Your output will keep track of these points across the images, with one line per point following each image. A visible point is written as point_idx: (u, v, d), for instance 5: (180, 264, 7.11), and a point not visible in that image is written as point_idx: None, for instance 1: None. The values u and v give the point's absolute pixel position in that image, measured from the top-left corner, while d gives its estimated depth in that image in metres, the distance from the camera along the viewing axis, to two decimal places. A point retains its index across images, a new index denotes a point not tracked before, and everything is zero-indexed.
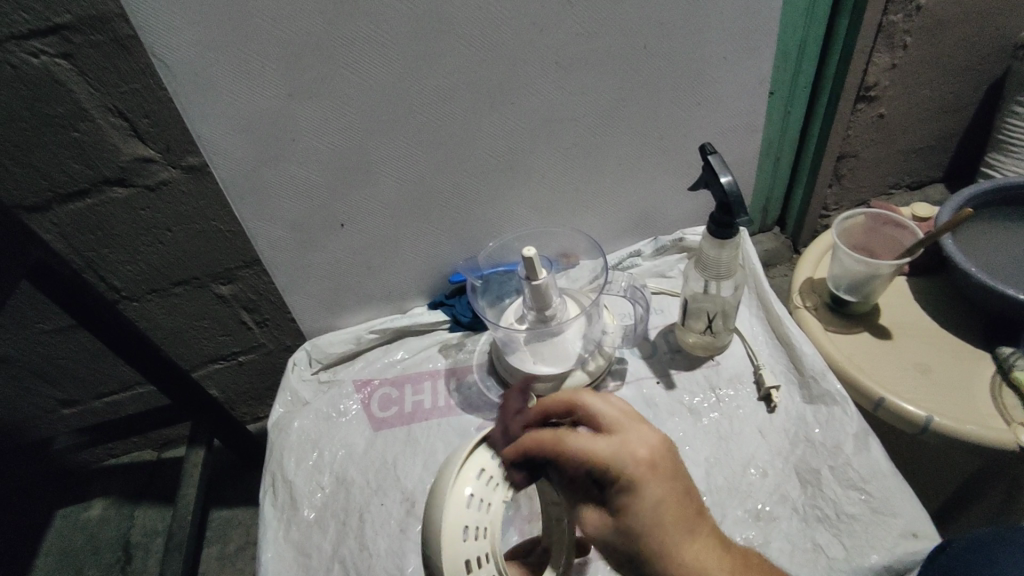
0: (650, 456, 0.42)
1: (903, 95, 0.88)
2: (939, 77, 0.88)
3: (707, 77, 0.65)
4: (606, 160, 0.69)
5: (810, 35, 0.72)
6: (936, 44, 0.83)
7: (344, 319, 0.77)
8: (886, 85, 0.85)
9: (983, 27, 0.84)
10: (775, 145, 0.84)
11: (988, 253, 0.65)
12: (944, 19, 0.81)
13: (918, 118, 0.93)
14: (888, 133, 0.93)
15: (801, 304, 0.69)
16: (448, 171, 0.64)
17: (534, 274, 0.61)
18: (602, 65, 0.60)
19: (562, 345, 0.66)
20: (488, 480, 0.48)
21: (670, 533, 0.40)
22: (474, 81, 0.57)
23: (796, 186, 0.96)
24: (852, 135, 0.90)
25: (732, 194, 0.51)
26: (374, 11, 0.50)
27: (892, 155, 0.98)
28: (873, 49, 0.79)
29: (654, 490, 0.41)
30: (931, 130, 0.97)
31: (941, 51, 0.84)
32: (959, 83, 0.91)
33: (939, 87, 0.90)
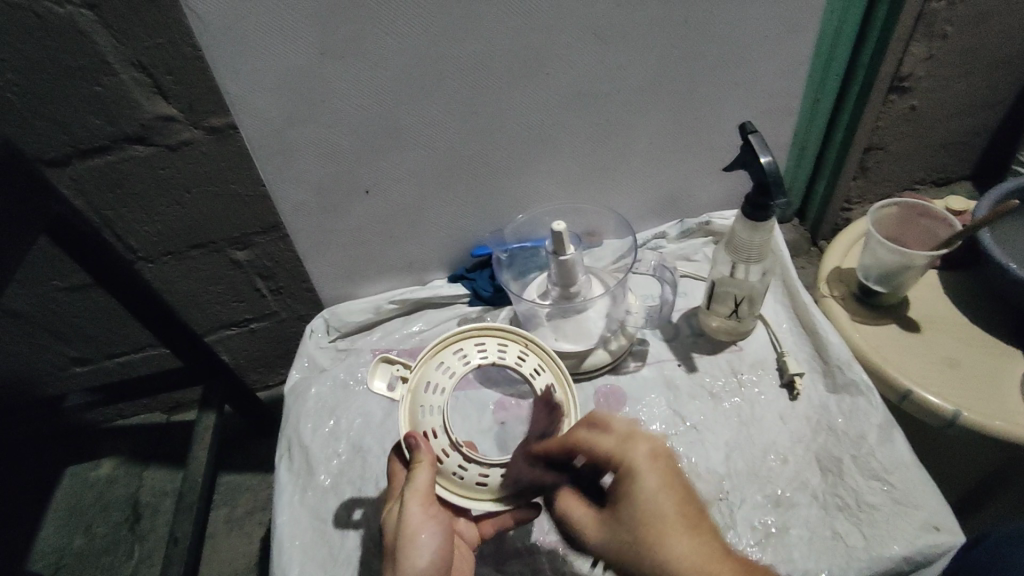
0: (654, 451, 0.44)
1: (939, 87, 0.86)
2: (977, 70, 0.86)
3: (745, 57, 0.63)
4: (636, 140, 0.68)
5: (846, 21, 0.71)
6: (977, 35, 0.81)
7: (362, 289, 0.76)
8: (922, 75, 0.83)
9: None
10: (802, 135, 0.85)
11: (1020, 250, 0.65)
12: (991, 10, 0.78)
13: (952, 112, 0.92)
14: (920, 126, 0.92)
15: (828, 292, 0.67)
16: (477, 142, 0.63)
17: (561, 248, 0.59)
18: (641, 39, 0.58)
19: (585, 323, 0.64)
20: (437, 388, 0.51)
21: (655, 526, 0.40)
22: (510, 50, 0.56)
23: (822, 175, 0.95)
24: (883, 127, 0.88)
25: (771, 175, 0.50)
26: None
27: (923, 149, 0.96)
28: (911, 39, 0.77)
29: (645, 474, 0.42)
30: (964, 125, 0.95)
31: (983, 44, 0.82)
32: (998, 77, 0.88)
33: (977, 81, 0.88)
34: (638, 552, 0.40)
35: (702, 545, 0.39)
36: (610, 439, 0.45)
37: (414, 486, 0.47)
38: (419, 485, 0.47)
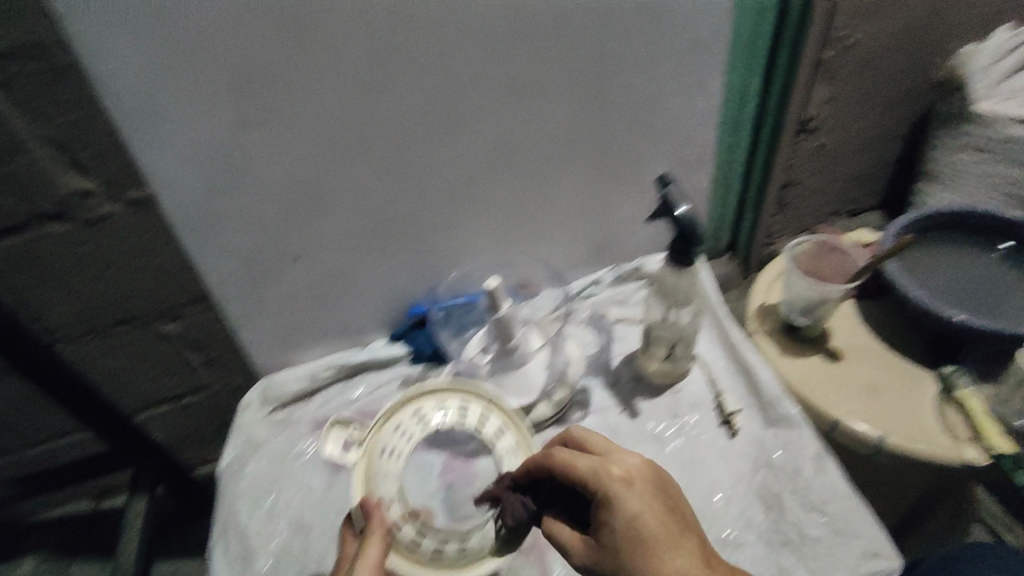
0: (628, 472, 0.48)
1: (842, 126, 0.95)
2: (873, 109, 0.96)
3: (657, 110, 0.67)
4: (562, 191, 0.70)
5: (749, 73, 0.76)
6: (868, 78, 0.90)
7: (299, 355, 0.74)
8: (825, 116, 0.91)
9: (909, 64, 0.92)
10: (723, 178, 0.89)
11: (932, 278, 0.67)
12: (876, 56, 0.88)
13: (856, 149, 1.00)
14: (830, 163, 1.00)
15: (756, 329, 0.70)
16: (407, 201, 0.64)
17: (495, 303, 0.62)
18: (557, 96, 0.61)
19: (526, 375, 0.64)
20: (390, 452, 0.56)
21: (643, 545, 0.46)
22: (432, 112, 0.57)
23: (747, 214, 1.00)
24: (796, 164, 0.95)
25: (687, 224, 0.53)
26: (333, 41, 0.50)
27: (833, 182, 1.04)
28: (812, 83, 0.85)
29: (620, 496, 0.47)
30: (868, 159, 1.04)
31: (874, 87, 0.92)
32: (891, 116, 0.99)
33: (875, 119, 0.98)
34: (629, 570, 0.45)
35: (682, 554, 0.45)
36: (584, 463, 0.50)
37: (365, 561, 0.46)
38: (371, 559, 0.46)
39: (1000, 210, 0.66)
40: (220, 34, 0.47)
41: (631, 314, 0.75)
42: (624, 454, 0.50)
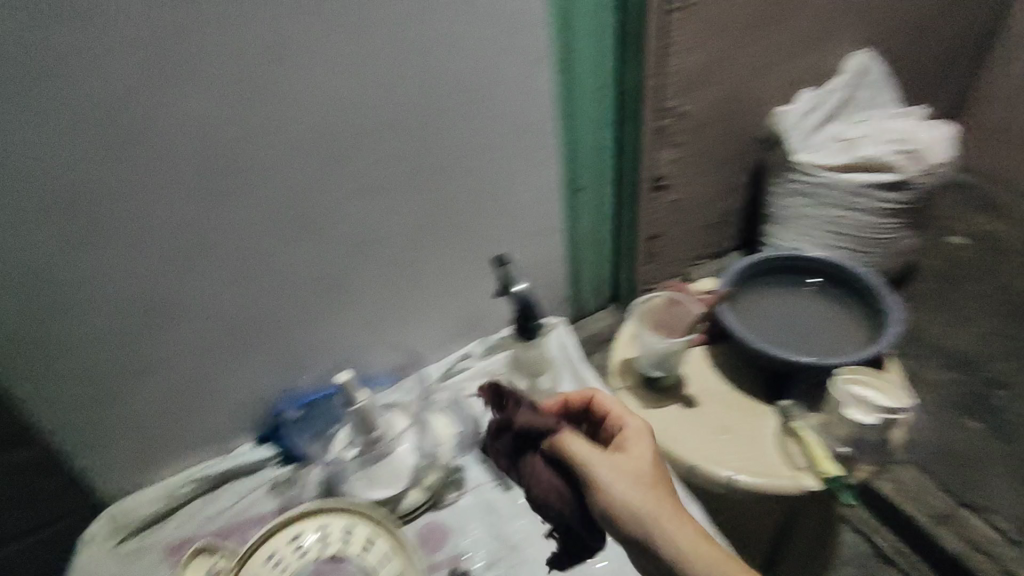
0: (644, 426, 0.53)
1: (688, 181, 1.07)
2: (712, 165, 1.08)
3: (504, 192, 0.71)
4: (425, 275, 0.71)
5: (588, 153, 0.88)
6: (702, 140, 1.03)
7: (155, 474, 0.69)
8: (672, 176, 1.03)
9: (734, 126, 1.06)
10: None
11: (767, 315, 0.73)
12: (704, 121, 1.01)
13: (706, 200, 1.13)
14: (685, 214, 1.11)
15: (620, 385, 0.73)
16: (260, 303, 0.63)
17: (353, 397, 0.61)
18: (404, 189, 0.64)
19: (395, 464, 0.63)
20: (275, 563, 0.56)
21: (649, 477, 0.49)
22: (274, 215, 0.58)
23: None
24: (655, 218, 1.05)
25: None
26: (163, 157, 0.51)
27: (693, 232, 1.15)
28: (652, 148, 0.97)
29: (606, 475, 0.47)
30: (718, 208, 1.16)
31: (709, 147, 1.05)
32: (730, 169, 1.12)
33: (716, 174, 1.10)
34: (636, 488, 0.47)
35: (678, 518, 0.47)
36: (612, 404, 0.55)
37: None
38: None
39: (810, 253, 0.74)
40: (37, 159, 0.47)
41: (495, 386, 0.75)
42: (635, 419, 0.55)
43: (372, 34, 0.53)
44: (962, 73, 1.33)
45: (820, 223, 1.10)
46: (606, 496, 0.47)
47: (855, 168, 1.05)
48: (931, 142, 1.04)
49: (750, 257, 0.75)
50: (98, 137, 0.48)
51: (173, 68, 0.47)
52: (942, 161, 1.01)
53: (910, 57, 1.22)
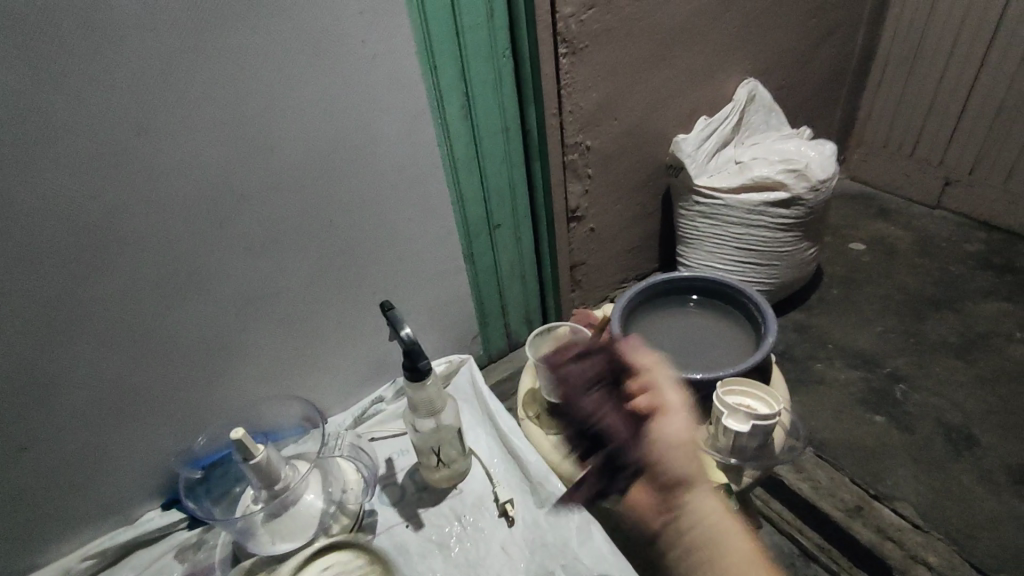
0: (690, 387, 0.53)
1: (603, 210, 1.10)
2: (624, 193, 1.13)
3: (396, 238, 0.75)
4: (325, 324, 0.74)
5: (514, 180, 0.90)
6: (612, 170, 1.07)
7: (53, 552, 0.67)
8: (586, 206, 1.06)
9: (640, 155, 1.11)
10: (510, 273, 0.99)
11: (657, 336, 0.79)
12: (611, 153, 1.05)
13: (621, 227, 1.17)
14: (603, 241, 1.15)
15: (527, 414, 0.76)
16: (153, 366, 0.63)
17: (250, 453, 0.59)
18: (294, 243, 0.67)
19: (301, 515, 0.63)
20: None
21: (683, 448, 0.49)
22: (158, 278, 0.59)
23: (550, 295, 1.11)
24: (575, 247, 1.09)
25: (412, 344, 0.58)
26: (31, 232, 0.51)
27: (613, 256, 1.20)
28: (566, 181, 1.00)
29: (660, 434, 0.49)
30: (633, 233, 1.21)
31: (619, 176, 1.09)
32: (641, 196, 1.17)
33: (629, 201, 1.15)
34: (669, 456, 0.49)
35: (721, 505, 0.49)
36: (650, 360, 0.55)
37: None
38: None
39: (691, 274, 0.81)
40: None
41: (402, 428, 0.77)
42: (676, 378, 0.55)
43: (238, 105, 0.57)
44: (835, 100, 1.47)
45: (725, 242, 1.16)
46: (661, 451, 0.49)
47: (748, 189, 1.11)
48: (814, 160, 1.11)
49: (639, 283, 0.80)
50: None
51: (31, 148, 0.49)
52: (823, 179, 1.09)
53: (789, 85, 1.33)
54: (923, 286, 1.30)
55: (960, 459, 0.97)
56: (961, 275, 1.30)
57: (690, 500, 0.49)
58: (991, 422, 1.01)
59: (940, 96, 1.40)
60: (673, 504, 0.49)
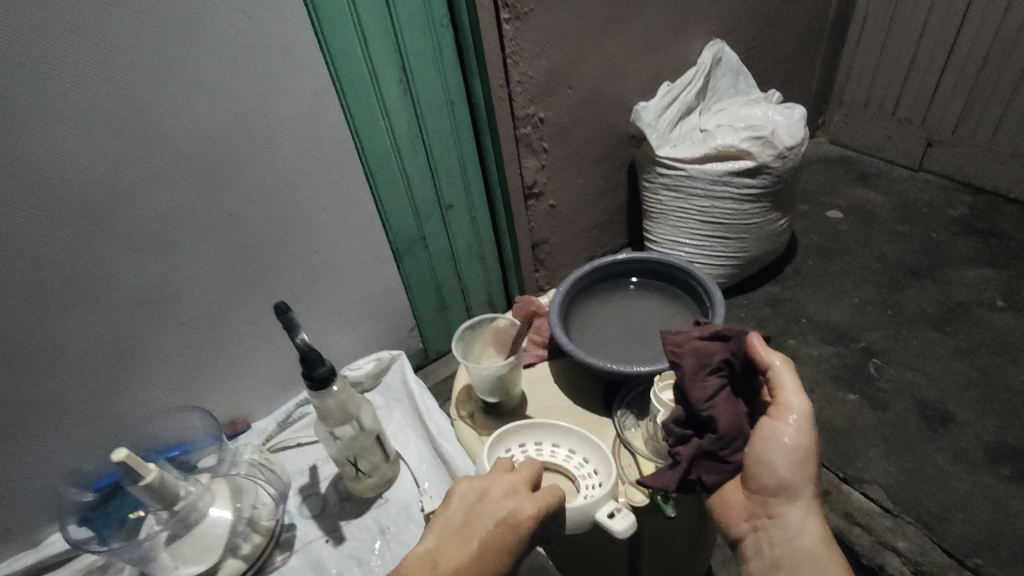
0: (801, 411, 0.52)
1: (563, 186, 1.02)
2: (583, 167, 1.04)
3: (312, 227, 0.69)
4: (238, 324, 0.68)
5: (463, 156, 0.83)
6: (570, 142, 0.99)
7: None
8: (545, 181, 0.98)
9: (599, 126, 1.02)
10: (464, 255, 0.92)
11: (600, 323, 0.74)
12: (567, 125, 0.96)
13: (585, 202, 1.09)
14: (566, 217, 1.07)
15: (458, 413, 0.70)
16: (34, 383, 0.57)
17: (139, 474, 0.54)
18: (187, 240, 0.60)
19: (205, 536, 0.58)
20: None
21: (795, 468, 0.53)
22: (26, 287, 0.53)
23: (510, 277, 1.04)
24: (536, 226, 1.01)
25: (309, 351, 0.52)
26: None
27: (578, 232, 1.12)
28: (520, 157, 0.91)
29: (783, 443, 0.52)
30: (600, 208, 1.14)
31: (576, 149, 1.01)
32: (604, 169, 1.09)
33: (589, 175, 1.07)
34: (774, 470, 0.53)
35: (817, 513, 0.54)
36: (785, 373, 0.53)
37: None
38: None
39: (637, 254, 0.76)
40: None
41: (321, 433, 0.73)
42: (792, 396, 0.53)
43: (102, 90, 0.50)
44: (814, 58, 1.39)
45: (689, 215, 1.09)
46: (762, 463, 0.53)
47: (712, 159, 1.04)
48: (782, 125, 1.04)
49: (580, 269, 0.75)
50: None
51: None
52: (792, 147, 1.02)
53: (762, 44, 1.24)
54: (902, 254, 1.24)
55: (933, 437, 0.92)
56: (941, 241, 1.24)
57: (783, 513, 0.54)
58: (968, 397, 0.97)
59: (920, 52, 1.32)
60: (764, 517, 0.54)
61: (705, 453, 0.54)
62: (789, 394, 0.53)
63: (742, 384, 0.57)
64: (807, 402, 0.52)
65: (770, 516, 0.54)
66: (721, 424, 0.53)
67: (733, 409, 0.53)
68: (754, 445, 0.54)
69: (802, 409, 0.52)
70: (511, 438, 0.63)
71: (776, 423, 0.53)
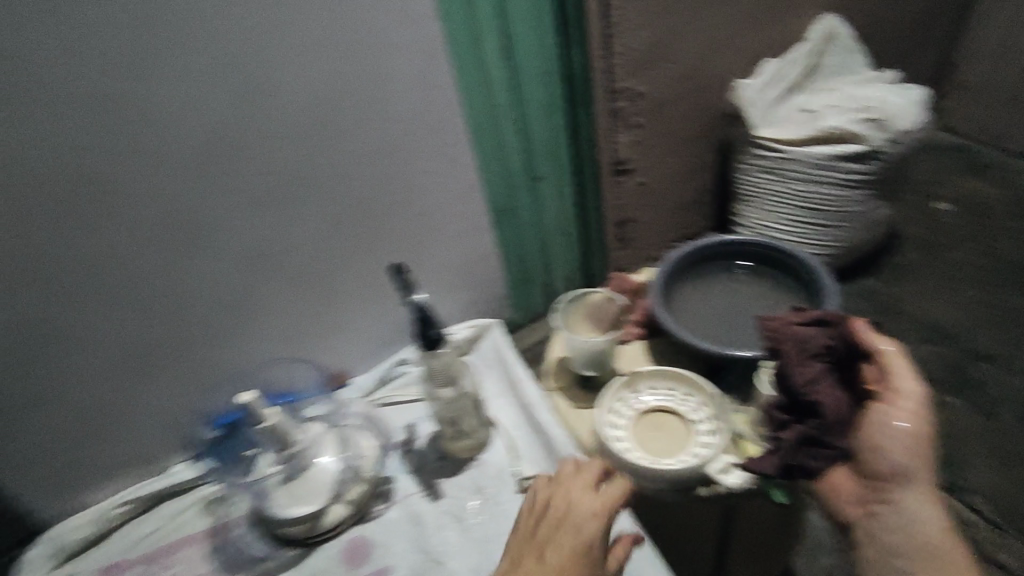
0: (914, 395, 0.50)
1: (655, 164, 0.97)
2: (678, 145, 1.00)
3: (418, 191, 0.71)
4: (345, 282, 0.71)
5: (558, 129, 0.81)
6: (667, 119, 0.94)
7: (85, 497, 0.69)
8: (637, 158, 0.93)
9: (699, 102, 0.99)
10: (552, 229, 0.91)
11: (699, 304, 0.72)
12: (664, 100, 0.91)
13: (675, 181, 1.04)
14: (655, 197, 1.02)
15: (555, 385, 0.71)
16: (166, 325, 0.62)
17: (259, 416, 0.59)
18: (305, 197, 0.63)
19: (316, 480, 0.62)
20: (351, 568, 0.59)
21: (911, 453, 0.50)
22: (167, 235, 0.57)
23: (591, 259, 1.03)
24: (624, 205, 0.97)
25: (424, 311, 0.54)
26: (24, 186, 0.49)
27: (665, 213, 1.07)
28: (613, 131, 0.87)
29: (898, 429, 0.50)
30: (689, 189, 1.08)
31: (672, 126, 0.96)
32: (697, 148, 1.04)
33: (682, 154, 1.02)
34: (889, 458, 0.50)
35: (935, 499, 0.51)
36: (894, 358, 0.51)
37: None
38: None
39: (739, 237, 0.74)
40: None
41: (414, 393, 0.75)
42: (903, 380, 0.51)
43: (233, 45, 0.51)
44: (931, 35, 1.28)
45: (789, 200, 1.02)
46: (875, 451, 0.51)
47: (818, 141, 0.97)
48: (898, 107, 0.96)
49: (678, 249, 0.74)
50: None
51: (6, 90, 0.45)
52: (908, 129, 0.95)
53: (878, 20, 1.16)
54: (1015, 253, 1.15)
55: None
56: None
57: (899, 500, 0.51)
58: None
59: None
60: (877, 503, 0.52)
61: (807, 439, 0.53)
62: (899, 378, 0.51)
63: (845, 370, 0.55)
64: (919, 385, 0.50)
65: (884, 502, 0.51)
66: (825, 409, 0.51)
67: (838, 394, 0.52)
68: (864, 429, 0.52)
69: (915, 392, 0.50)
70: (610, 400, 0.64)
71: (888, 407, 0.50)
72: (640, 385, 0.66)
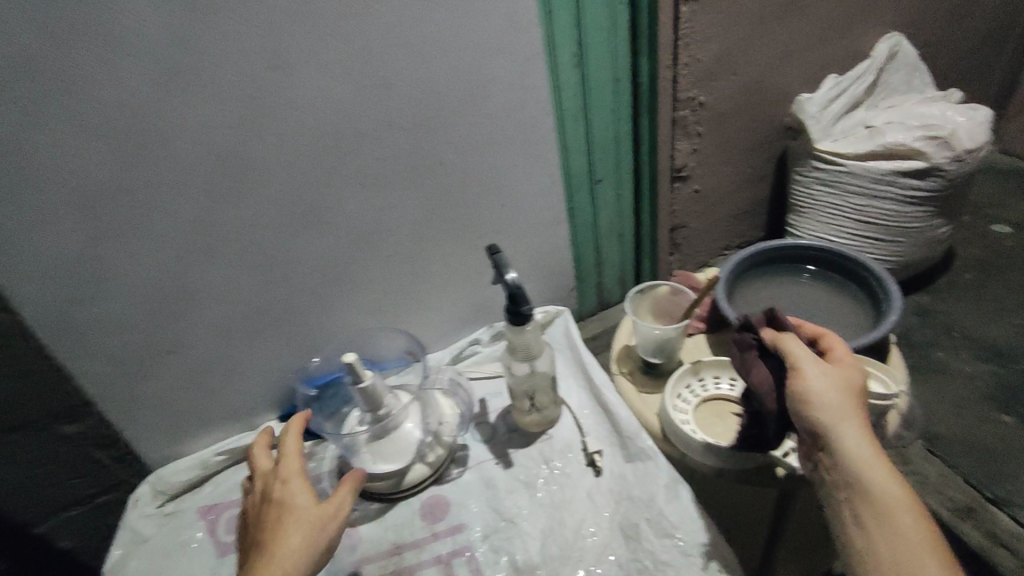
0: (797, 360, 0.53)
1: (711, 172, 1.00)
2: (737, 154, 1.03)
3: (503, 183, 0.76)
4: (431, 264, 0.77)
5: (620, 135, 0.86)
6: (729, 129, 0.98)
7: (190, 444, 0.77)
8: (694, 166, 0.96)
9: (764, 114, 1.02)
10: (611, 228, 0.96)
11: (760, 303, 0.76)
12: (726, 112, 0.94)
13: (728, 190, 1.07)
14: (708, 204, 1.05)
15: (620, 369, 0.75)
16: (275, 291, 0.69)
17: (358, 377, 0.63)
18: (405, 182, 0.69)
19: (400, 441, 0.67)
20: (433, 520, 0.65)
21: (809, 410, 0.50)
22: (286, 211, 0.64)
23: (645, 261, 1.06)
24: (678, 210, 1.00)
25: (516, 288, 0.58)
26: (175, 159, 0.56)
27: (717, 220, 1.10)
28: (673, 139, 0.91)
29: (798, 388, 0.52)
30: (743, 197, 1.11)
31: (731, 136, 0.99)
32: (753, 160, 1.07)
33: (739, 163, 1.05)
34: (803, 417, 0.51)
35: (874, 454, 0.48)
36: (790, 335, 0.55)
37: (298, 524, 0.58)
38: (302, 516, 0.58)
39: (802, 242, 0.77)
40: (56, 160, 0.52)
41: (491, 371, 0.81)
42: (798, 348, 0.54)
43: (363, 43, 0.58)
44: (1000, 57, 1.29)
45: (843, 212, 1.04)
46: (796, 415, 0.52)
47: (878, 157, 0.99)
48: (962, 127, 0.96)
49: (742, 251, 0.78)
50: (114, 147, 0.53)
51: (177, 77, 0.52)
52: (970, 151, 0.95)
53: (946, 40, 1.17)
54: None
55: None
56: None
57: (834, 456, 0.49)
58: None
59: None
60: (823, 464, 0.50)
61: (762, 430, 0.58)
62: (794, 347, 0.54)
63: None
64: (804, 351, 0.53)
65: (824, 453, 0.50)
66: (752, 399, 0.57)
67: (773, 371, 0.56)
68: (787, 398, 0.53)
69: (800, 360, 0.52)
70: (679, 385, 0.68)
71: (791, 375, 0.53)
72: (704, 372, 0.70)
